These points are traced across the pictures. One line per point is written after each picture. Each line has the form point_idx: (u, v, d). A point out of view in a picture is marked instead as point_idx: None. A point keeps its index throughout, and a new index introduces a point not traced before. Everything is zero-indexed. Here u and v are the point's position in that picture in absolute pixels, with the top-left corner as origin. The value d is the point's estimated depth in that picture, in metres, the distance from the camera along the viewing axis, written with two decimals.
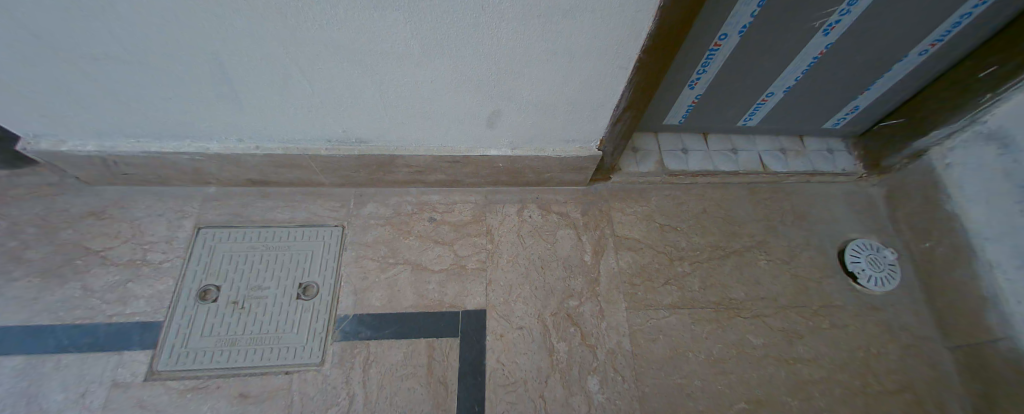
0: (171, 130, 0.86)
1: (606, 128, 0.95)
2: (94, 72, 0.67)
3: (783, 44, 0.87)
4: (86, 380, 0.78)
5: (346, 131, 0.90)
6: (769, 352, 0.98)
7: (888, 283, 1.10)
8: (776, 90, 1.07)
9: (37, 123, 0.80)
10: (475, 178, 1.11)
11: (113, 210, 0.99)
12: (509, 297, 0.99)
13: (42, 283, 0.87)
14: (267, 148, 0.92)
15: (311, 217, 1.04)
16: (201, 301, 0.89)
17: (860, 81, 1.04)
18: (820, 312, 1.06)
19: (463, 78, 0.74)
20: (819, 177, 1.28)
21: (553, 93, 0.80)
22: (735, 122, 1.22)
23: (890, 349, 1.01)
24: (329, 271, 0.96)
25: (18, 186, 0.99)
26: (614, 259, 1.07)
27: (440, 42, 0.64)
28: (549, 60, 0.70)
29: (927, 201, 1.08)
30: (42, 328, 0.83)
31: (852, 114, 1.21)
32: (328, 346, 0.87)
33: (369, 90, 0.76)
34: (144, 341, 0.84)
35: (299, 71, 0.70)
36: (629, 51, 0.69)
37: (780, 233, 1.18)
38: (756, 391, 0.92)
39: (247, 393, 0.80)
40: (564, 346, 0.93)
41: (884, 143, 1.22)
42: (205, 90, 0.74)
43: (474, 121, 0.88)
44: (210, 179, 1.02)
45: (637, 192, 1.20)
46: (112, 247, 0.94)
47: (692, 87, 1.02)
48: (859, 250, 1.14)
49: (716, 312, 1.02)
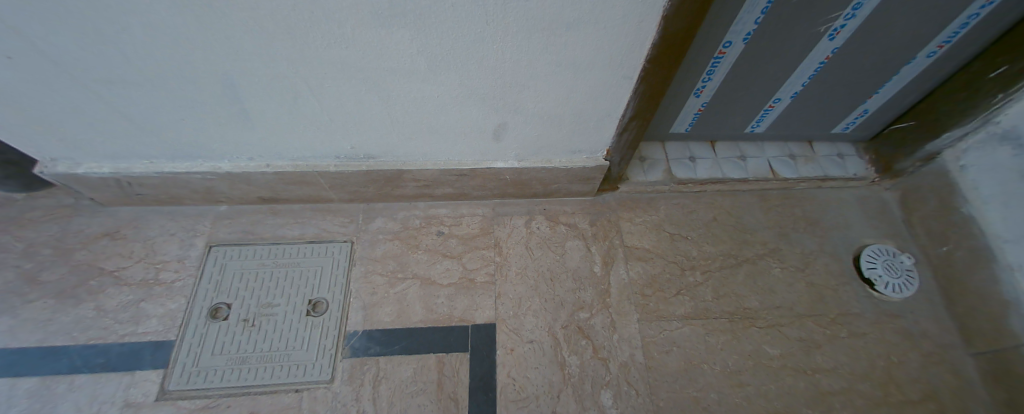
0: (183, 151, 0.87)
1: (613, 138, 0.95)
2: (109, 95, 0.68)
3: (788, 49, 0.87)
4: (97, 401, 0.78)
5: (354, 147, 0.90)
6: (786, 363, 0.95)
7: (907, 289, 1.08)
8: (783, 96, 1.06)
9: (54, 147, 0.82)
10: (482, 191, 1.11)
11: (126, 231, 1.01)
12: (519, 311, 0.97)
13: (56, 304, 0.88)
14: (277, 166, 0.93)
15: (320, 233, 1.05)
16: (212, 319, 0.90)
17: (869, 84, 1.03)
18: (837, 320, 1.03)
19: (469, 91, 0.74)
20: (830, 182, 1.26)
21: (559, 104, 0.80)
22: (743, 128, 1.21)
23: (911, 356, 0.98)
24: (338, 287, 0.96)
25: (35, 209, 1.00)
26: (625, 269, 1.06)
27: (446, 57, 0.64)
28: (555, 72, 0.70)
29: (942, 204, 1.06)
30: (56, 348, 0.83)
31: (861, 119, 1.20)
32: (337, 362, 0.87)
33: (376, 106, 0.77)
34: (156, 361, 0.84)
35: (308, 89, 0.71)
36: (634, 61, 0.69)
37: (792, 240, 1.16)
38: (775, 404, 0.89)
39: (257, 412, 0.79)
40: (576, 360, 0.92)
41: (895, 146, 1.20)
42: (217, 111, 0.75)
43: (481, 134, 0.88)
44: (221, 198, 1.03)
45: (645, 201, 1.19)
46: (125, 267, 0.95)
47: (698, 95, 1.02)
48: (875, 256, 1.12)
49: (731, 322, 1.00)
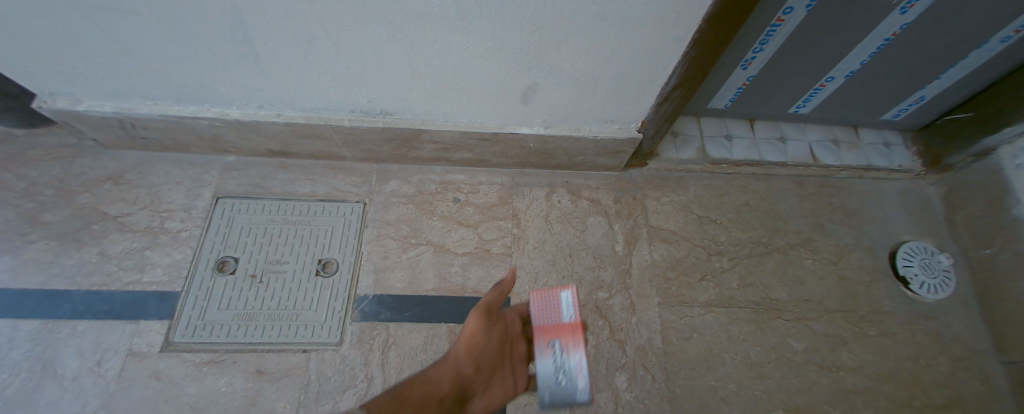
0: (189, 94, 0.82)
1: (650, 108, 0.88)
2: (108, 26, 0.62)
3: (852, 21, 0.78)
4: (101, 348, 0.76)
5: (371, 101, 0.84)
6: (811, 358, 0.91)
7: (942, 290, 1.01)
8: (836, 75, 0.97)
9: (51, 81, 0.77)
10: (503, 159, 1.05)
11: (131, 176, 0.97)
12: (535, 285, 0.93)
13: (59, 247, 0.86)
14: (289, 117, 0.88)
15: (332, 192, 1.00)
16: (219, 272, 0.87)
17: (932, 68, 0.94)
18: (867, 318, 0.97)
19: (500, 44, 0.66)
20: (872, 173, 1.18)
21: (597, 66, 0.73)
22: (785, 108, 1.13)
23: (941, 359, 0.93)
24: (349, 249, 0.93)
25: (38, 147, 0.97)
26: (648, 250, 1.01)
27: (479, 2, 0.56)
28: (599, 28, 0.62)
29: (992, 204, 0.98)
30: (58, 292, 0.81)
31: (916, 105, 1.11)
32: (346, 326, 0.84)
33: (396, 57, 0.70)
34: (161, 312, 0.81)
35: (324, 32, 0.64)
36: (689, 19, 0.61)
37: (826, 231, 1.09)
38: (796, 400, 0.85)
39: (263, 370, 0.77)
40: (591, 341, 0.88)
41: (947, 139, 1.11)
42: (224, 52, 0.69)
43: (507, 95, 0.82)
44: (229, 148, 0.99)
45: (674, 181, 1.13)
46: (129, 214, 0.92)
47: (745, 67, 0.94)
48: (912, 254, 1.05)
49: (756, 312, 0.95)
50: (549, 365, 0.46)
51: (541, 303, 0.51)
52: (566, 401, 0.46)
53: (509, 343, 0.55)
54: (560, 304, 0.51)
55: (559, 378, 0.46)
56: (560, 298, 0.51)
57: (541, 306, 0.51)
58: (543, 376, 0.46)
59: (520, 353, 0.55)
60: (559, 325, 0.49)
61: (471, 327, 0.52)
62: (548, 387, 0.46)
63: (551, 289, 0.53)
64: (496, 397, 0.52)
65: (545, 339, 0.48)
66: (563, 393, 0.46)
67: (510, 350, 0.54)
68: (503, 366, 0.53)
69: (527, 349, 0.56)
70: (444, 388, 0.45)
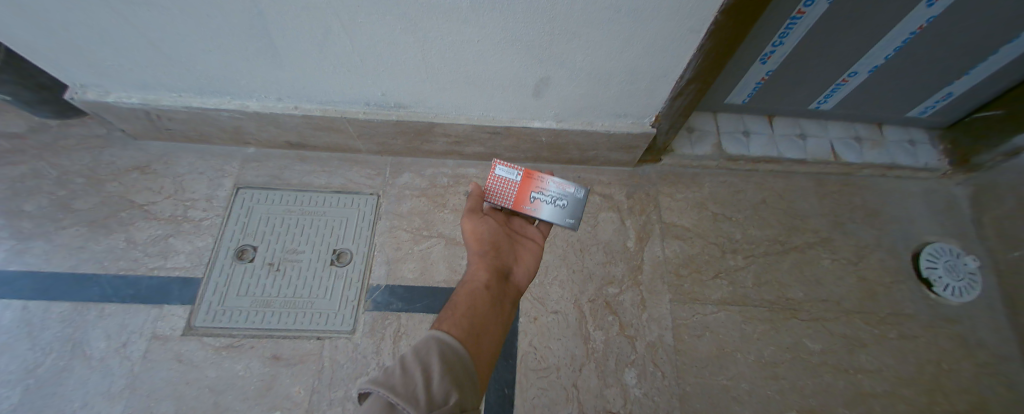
0: (212, 86, 0.84)
1: (665, 102, 0.86)
2: (135, 19, 0.63)
3: (878, 14, 0.75)
4: (127, 330, 0.80)
5: (385, 94, 0.85)
6: (827, 360, 0.88)
7: (967, 294, 0.98)
8: (860, 69, 0.94)
9: (83, 73, 0.79)
10: (515, 152, 1.05)
11: (156, 166, 1.00)
12: (544, 279, 0.93)
13: (89, 232, 0.89)
14: (305, 109, 0.90)
15: (347, 184, 1.02)
16: (238, 260, 0.89)
17: (962, 64, 0.90)
18: (887, 320, 0.94)
19: (514, 37, 0.65)
20: (896, 171, 1.14)
21: (611, 58, 0.71)
22: (806, 103, 1.10)
23: (963, 365, 0.90)
24: (363, 240, 0.94)
25: (70, 137, 1.01)
26: (660, 246, 1.00)
27: None
28: (612, 19, 0.60)
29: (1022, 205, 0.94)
30: (88, 276, 0.85)
31: (944, 103, 1.06)
32: (359, 315, 0.85)
33: (411, 50, 0.70)
34: (183, 297, 0.84)
35: (341, 26, 0.64)
36: (705, 10, 0.58)
37: (845, 231, 1.06)
38: (809, 401, 0.84)
39: (278, 356, 0.79)
40: (600, 336, 0.88)
41: (977, 137, 1.06)
42: (245, 45, 0.70)
43: (519, 88, 0.82)
44: (249, 140, 1.02)
45: (688, 177, 1.12)
46: (155, 202, 0.95)
47: (763, 61, 0.91)
48: (936, 256, 1.01)
49: (771, 312, 0.93)
50: (548, 209, 0.72)
51: (497, 187, 0.72)
52: (574, 203, 0.73)
53: (505, 225, 0.72)
54: (507, 175, 0.72)
55: (560, 207, 0.73)
56: (502, 173, 0.73)
57: (502, 195, 0.72)
58: (551, 207, 0.72)
59: (518, 225, 0.74)
60: (520, 183, 0.72)
61: (470, 228, 0.65)
62: (561, 214, 0.73)
63: (492, 177, 0.73)
64: (527, 260, 0.68)
65: (526, 196, 0.72)
66: (570, 209, 0.73)
67: (509, 230, 0.72)
68: (512, 241, 0.69)
69: (519, 220, 0.75)
70: (483, 278, 0.56)
